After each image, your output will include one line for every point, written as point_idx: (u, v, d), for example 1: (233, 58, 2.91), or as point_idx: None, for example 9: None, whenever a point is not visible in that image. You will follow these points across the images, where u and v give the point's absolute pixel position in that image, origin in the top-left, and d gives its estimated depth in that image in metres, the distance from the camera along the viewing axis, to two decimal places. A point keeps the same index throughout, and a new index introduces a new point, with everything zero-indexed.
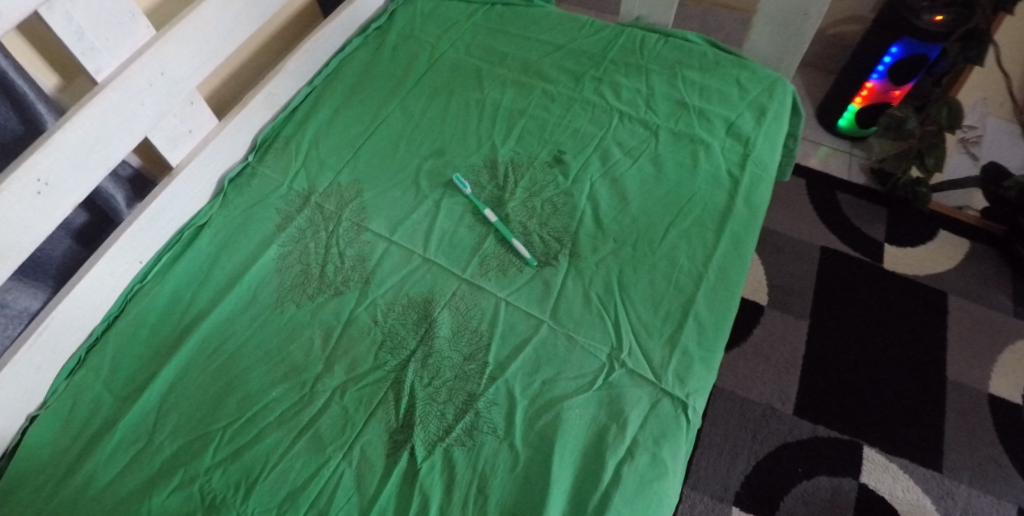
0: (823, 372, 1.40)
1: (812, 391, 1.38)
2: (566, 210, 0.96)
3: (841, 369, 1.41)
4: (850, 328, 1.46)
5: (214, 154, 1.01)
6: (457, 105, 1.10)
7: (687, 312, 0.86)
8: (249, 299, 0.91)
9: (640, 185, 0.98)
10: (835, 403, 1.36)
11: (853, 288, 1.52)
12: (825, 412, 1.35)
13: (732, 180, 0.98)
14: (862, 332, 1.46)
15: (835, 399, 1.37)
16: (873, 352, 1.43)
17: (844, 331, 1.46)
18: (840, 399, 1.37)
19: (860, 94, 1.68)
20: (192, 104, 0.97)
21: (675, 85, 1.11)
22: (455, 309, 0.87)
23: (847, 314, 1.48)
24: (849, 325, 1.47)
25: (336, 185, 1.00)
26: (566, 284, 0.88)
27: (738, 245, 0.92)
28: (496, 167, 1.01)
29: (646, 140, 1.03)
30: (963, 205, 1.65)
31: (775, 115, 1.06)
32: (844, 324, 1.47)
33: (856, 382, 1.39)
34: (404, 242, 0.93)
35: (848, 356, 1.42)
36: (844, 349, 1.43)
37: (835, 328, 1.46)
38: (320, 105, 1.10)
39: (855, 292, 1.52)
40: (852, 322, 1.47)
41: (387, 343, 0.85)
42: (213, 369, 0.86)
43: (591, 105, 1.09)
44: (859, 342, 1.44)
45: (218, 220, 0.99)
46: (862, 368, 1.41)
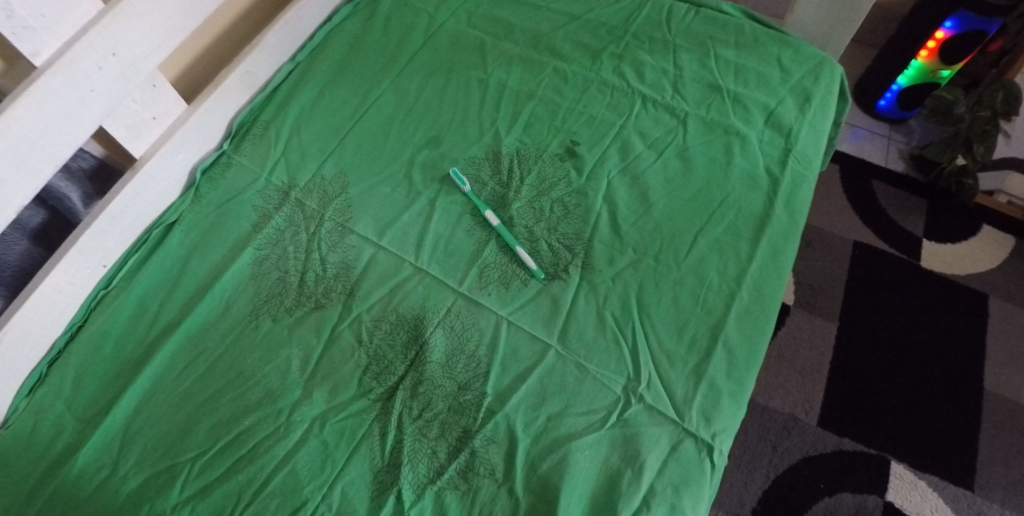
0: (850, 379, 1.30)
1: (838, 401, 1.28)
2: (579, 213, 0.84)
3: (869, 375, 1.31)
4: (882, 332, 1.35)
5: (183, 142, 0.89)
6: (457, 86, 0.97)
7: (715, 337, 0.75)
8: (221, 310, 0.81)
9: (665, 184, 0.85)
10: (861, 413, 1.27)
11: (888, 288, 1.41)
12: (850, 423, 1.26)
13: (771, 180, 0.86)
14: (895, 336, 1.35)
15: (862, 408, 1.27)
16: (905, 359, 1.32)
17: (875, 335, 1.35)
18: (867, 409, 1.27)
19: (904, 76, 1.52)
20: (154, 87, 0.84)
21: (706, 65, 0.97)
22: (449, 330, 0.76)
23: (880, 316, 1.37)
24: (881, 328, 1.36)
25: (319, 179, 0.89)
26: (577, 301, 0.77)
27: (775, 258, 0.80)
28: (500, 160, 0.89)
29: (673, 130, 0.90)
30: (995, 189, 1.48)
31: (821, 103, 0.93)
32: (875, 327, 1.36)
33: (885, 391, 1.29)
34: (394, 247, 0.82)
35: (878, 362, 1.32)
36: (874, 355, 1.33)
37: (865, 331, 1.35)
38: (303, 84, 0.98)
39: (888, 292, 1.40)
40: (885, 325, 1.36)
41: (373, 367, 0.75)
42: (182, 392, 0.76)
43: (610, 87, 0.96)
44: (892, 348, 1.33)
45: (190, 218, 0.88)
46: (892, 375, 1.30)
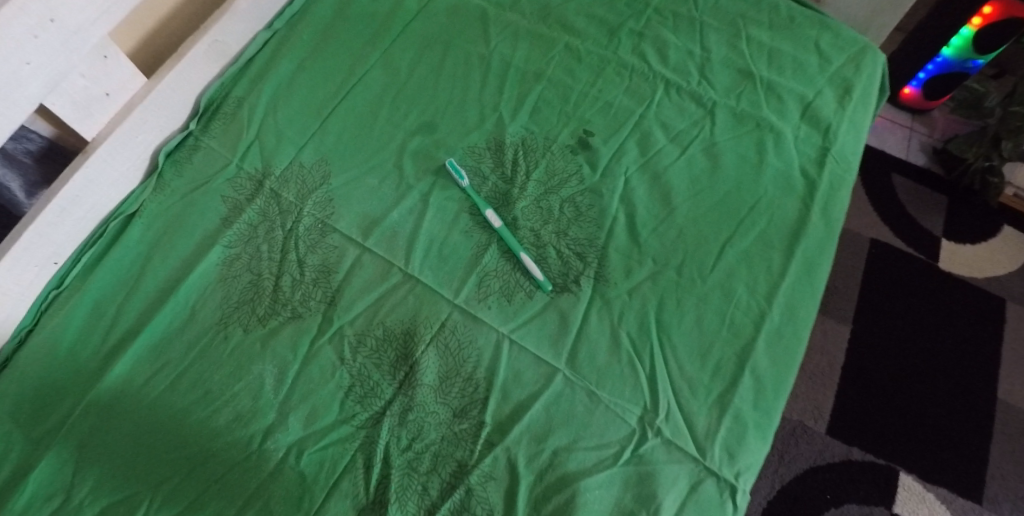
0: (861, 385, 1.24)
1: (848, 408, 1.22)
2: (593, 215, 0.74)
3: (881, 381, 1.24)
4: (897, 336, 1.28)
5: (142, 123, 0.78)
6: (455, 62, 0.86)
7: (742, 362, 0.67)
8: (186, 317, 0.72)
9: (689, 184, 0.76)
10: (871, 421, 1.21)
11: (904, 289, 1.33)
12: (860, 432, 1.20)
13: (806, 183, 0.76)
14: (910, 341, 1.28)
15: (872, 416, 1.21)
16: (919, 365, 1.26)
17: (888, 339, 1.28)
18: (877, 417, 1.21)
19: (934, 63, 1.41)
20: (105, 58, 0.73)
21: (737, 47, 0.86)
22: (443, 349, 0.67)
23: (895, 319, 1.30)
24: (895, 331, 1.29)
25: (297, 167, 0.78)
26: (588, 318, 0.68)
27: (810, 272, 0.72)
28: (503, 150, 0.79)
29: (699, 122, 0.81)
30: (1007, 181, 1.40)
31: (862, 95, 0.83)
32: (889, 330, 1.29)
33: (897, 399, 1.23)
34: (381, 249, 0.73)
35: (891, 368, 1.25)
36: (888, 360, 1.26)
37: (879, 335, 1.29)
38: (281, 56, 0.86)
39: (904, 293, 1.33)
40: (899, 328, 1.29)
41: (356, 389, 0.66)
42: (144, 411, 0.68)
43: (628, 68, 0.85)
44: (905, 353, 1.27)
45: (151, 209, 0.78)
46: (905, 382, 1.24)
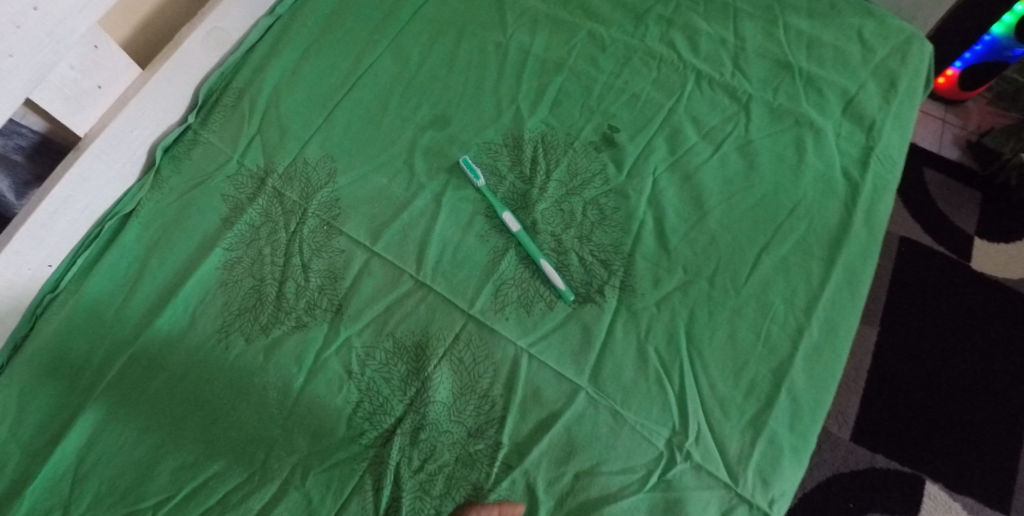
0: (888, 390, 1.19)
1: (874, 414, 1.17)
2: (618, 219, 0.69)
3: (909, 386, 1.19)
4: (926, 339, 1.23)
5: (136, 117, 0.74)
6: (470, 50, 0.80)
7: (778, 381, 0.62)
8: (186, 324, 0.68)
9: (721, 186, 0.71)
10: (896, 427, 1.16)
11: (935, 290, 1.27)
12: (885, 438, 1.15)
13: (848, 185, 0.71)
14: (939, 344, 1.22)
15: (897, 422, 1.17)
16: (948, 369, 1.20)
17: (916, 342, 1.23)
18: (903, 423, 1.16)
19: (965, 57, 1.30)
20: (95, 48, 0.69)
21: (774, 35, 0.80)
22: (457, 363, 0.63)
23: (924, 321, 1.24)
24: (924, 333, 1.23)
25: (301, 164, 0.74)
26: (613, 332, 0.64)
27: (852, 283, 0.66)
28: (521, 147, 0.74)
29: (732, 118, 0.75)
30: None
31: (910, 88, 0.77)
32: (918, 333, 1.23)
33: (925, 405, 1.18)
34: (391, 254, 0.68)
35: (919, 372, 1.20)
36: (915, 364, 1.21)
37: (907, 337, 1.23)
38: (283, 43, 0.81)
39: (936, 294, 1.27)
40: (929, 330, 1.23)
41: (365, 405, 0.62)
42: (141, 423, 0.64)
43: (656, 58, 0.79)
44: (935, 356, 1.21)
45: (149, 207, 0.74)
46: (934, 387, 1.19)
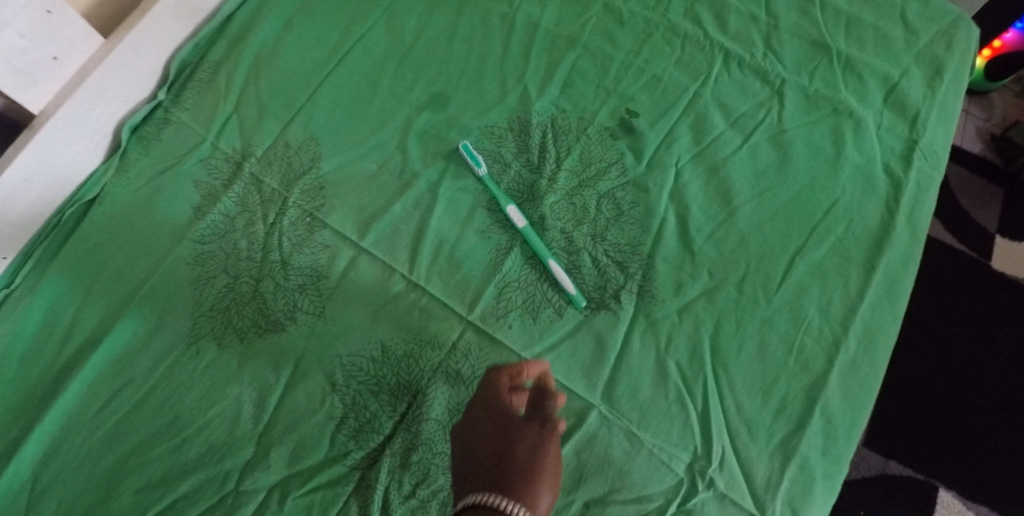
0: (903, 385, 1.04)
1: (888, 415, 1.03)
2: (636, 215, 0.62)
3: (927, 384, 1.04)
4: (949, 330, 1.06)
5: (98, 92, 0.66)
6: (472, 23, 0.72)
7: (811, 401, 0.56)
8: (153, 327, 0.61)
9: (751, 180, 0.64)
10: (913, 430, 1.01)
11: (962, 274, 1.10)
12: (896, 441, 1.01)
13: (889, 182, 0.64)
14: (963, 335, 1.06)
15: (913, 424, 1.02)
16: (971, 363, 1.04)
17: (937, 331, 1.06)
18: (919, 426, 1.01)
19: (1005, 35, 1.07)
20: (48, 13, 0.61)
21: (809, 12, 0.72)
22: (454, 375, 0.56)
23: (948, 308, 1.08)
24: (947, 322, 1.07)
25: (282, 147, 0.66)
26: (630, 343, 0.57)
27: (893, 292, 0.59)
28: (528, 132, 0.66)
29: (764, 104, 0.68)
30: None
31: (959, 73, 0.69)
32: (940, 321, 1.07)
33: (945, 405, 1.02)
34: (380, 251, 0.61)
35: (939, 366, 1.05)
36: (935, 356, 1.05)
37: (927, 326, 1.07)
38: (264, 13, 0.73)
39: (961, 279, 1.10)
40: (952, 319, 1.07)
41: (349, 422, 0.55)
42: (105, 435, 0.57)
43: (680, 35, 0.71)
44: (957, 348, 1.05)
45: (114, 193, 0.66)
46: (957, 385, 1.03)
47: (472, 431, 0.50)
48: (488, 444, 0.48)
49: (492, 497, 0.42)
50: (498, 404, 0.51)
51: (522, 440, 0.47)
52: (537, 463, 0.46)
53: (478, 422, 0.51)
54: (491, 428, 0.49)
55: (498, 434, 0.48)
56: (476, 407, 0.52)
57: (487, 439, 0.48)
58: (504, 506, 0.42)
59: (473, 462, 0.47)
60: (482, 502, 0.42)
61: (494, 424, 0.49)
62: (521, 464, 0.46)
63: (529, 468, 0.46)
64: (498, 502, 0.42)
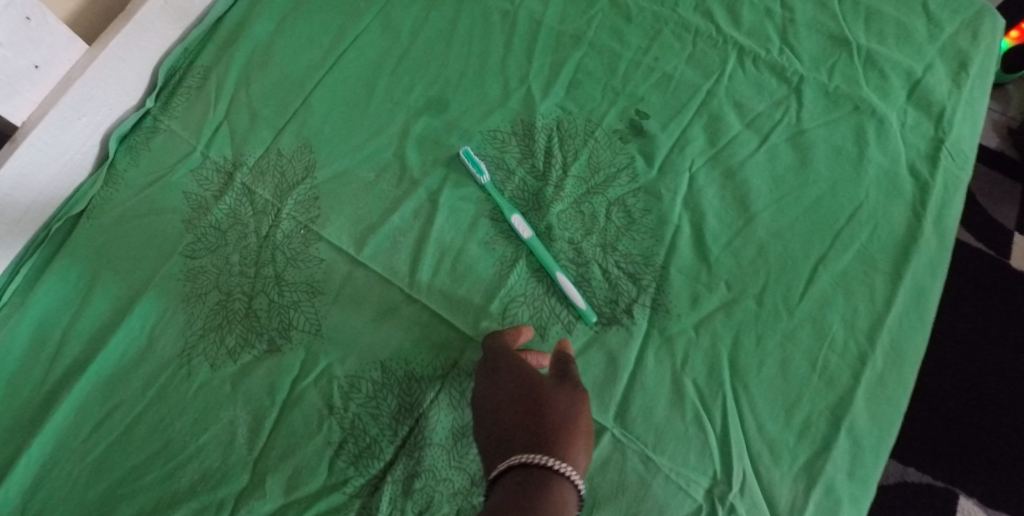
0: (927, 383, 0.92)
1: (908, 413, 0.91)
2: (648, 224, 0.59)
3: (945, 380, 0.92)
4: (983, 324, 0.95)
5: (82, 101, 0.63)
6: (472, 21, 0.69)
7: (837, 419, 0.52)
8: (143, 347, 0.58)
9: (770, 185, 0.60)
10: (929, 431, 0.89)
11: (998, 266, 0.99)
12: (916, 444, 0.89)
13: (915, 185, 0.60)
14: (1000, 331, 0.94)
15: (930, 425, 0.90)
16: (1008, 361, 0.92)
17: (970, 325, 0.95)
18: (937, 427, 0.89)
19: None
20: (28, 20, 0.58)
21: (827, 4, 0.68)
22: (457, 397, 0.53)
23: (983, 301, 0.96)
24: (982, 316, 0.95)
25: (274, 156, 0.63)
26: (644, 362, 0.54)
27: (921, 301, 0.56)
28: (533, 136, 0.63)
29: (781, 103, 0.64)
30: None
31: (987, 67, 0.65)
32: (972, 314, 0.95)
33: (965, 403, 0.90)
34: (378, 264, 0.58)
35: (970, 363, 0.92)
36: (965, 352, 0.93)
37: (958, 319, 0.95)
38: (254, 15, 0.70)
39: (987, 268, 0.98)
40: (987, 313, 0.95)
41: (348, 447, 0.53)
42: (95, 461, 0.55)
43: (691, 31, 0.68)
44: (993, 345, 0.93)
45: (102, 207, 0.63)
46: (978, 381, 0.91)
47: (500, 395, 0.47)
48: (521, 404, 0.45)
49: (539, 458, 0.41)
50: (526, 369, 0.48)
51: (557, 401, 0.45)
52: (575, 422, 0.44)
53: (505, 384, 0.48)
54: (521, 389, 0.46)
55: (529, 394, 0.46)
56: (500, 371, 0.49)
57: (519, 400, 0.46)
58: (554, 466, 0.40)
59: (507, 425, 0.45)
60: (530, 464, 0.40)
61: (524, 384, 0.47)
62: (563, 424, 0.44)
63: (568, 425, 0.44)
64: (552, 465, 0.40)
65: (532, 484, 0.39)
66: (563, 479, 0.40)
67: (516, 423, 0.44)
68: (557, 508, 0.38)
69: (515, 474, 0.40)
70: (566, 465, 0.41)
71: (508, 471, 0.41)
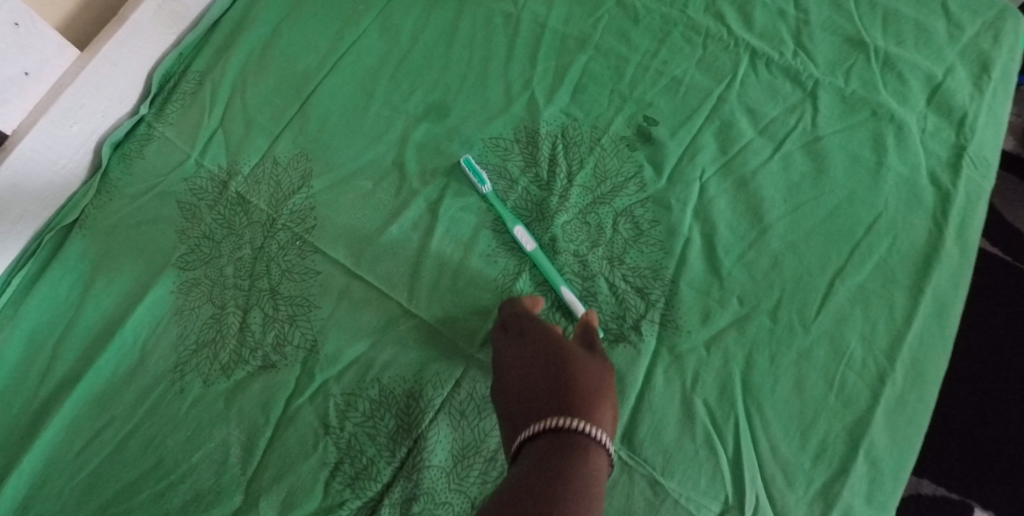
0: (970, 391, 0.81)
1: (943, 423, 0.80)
2: (656, 236, 0.56)
3: (965, 380, 0.81)
4: None
5: (74, 108, 0.62)
6: (474, 24, 0.67)
7: (854, 442, 0.49)
8: (136, 362, 0.56)
9: (784, 194, 0.58)
10: (944, 436, 0.79)
11: None
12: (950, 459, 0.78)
13: (936, 194, 0.57)
14: None
15: (945, 430, 0.80)
16: None
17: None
18: (954, 432, 0.79)
19: None
20: (16, 26, 0.56)
21: (843, 5, 0.66)
22: (456, 417, 0.51)
23: None
24: None
25: (270, 165, 0.61)
26: (652, 381, 0.52)
27: (943, 317, 0.53)
28: (537, 143, 0.61)
29: (795, 108, 0.61)
30: None
31: (1011, 69, 0.62)
32: None
33: (987, 406, 0.80)
34: (376, 277, 0.57)
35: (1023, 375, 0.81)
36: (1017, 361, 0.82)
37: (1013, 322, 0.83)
38: (251, 18, 0.68)
39: None
40: None
41: (345, 468, 0.51)
42: (83, 481, 0.52)
43: (701, 33, 0.65)
44: None
45: (95, 216, 0.62)
46: (1001, 381, 0.81)
47: (524, 361, 0.45)
48: (549, 370, 0.43)
49: (576, 422, 0.39)
50: (554, 338, 0.46)
51: (587, 370, 0.44)
52: (603, 393, 0.43)
53: (529, 351, 0.46)
54: (548, 355, 0.45)
55: (557, 360, 0.44)
56: (522, 339, 0.47)
57: (545, 365, 0.44)
58: (592, 434, 0.38)
59: (533, 389, 0.43)
60: (565, 428, 0.38)
61: (550, 351, 0.45)
62: (595, 392, 0.42)
63: (598, 394, 0.42)
64: (590, 432, 0.38)
65: (570, 449, 0.37)
66: (598, 446, 0.38)
67: (544, 387, 0.42)
68: (594, 474, 0.36)
69: (548, 438, 0.38)
70: (600, 432, 0.39)
71: (544, 436, 0.38)
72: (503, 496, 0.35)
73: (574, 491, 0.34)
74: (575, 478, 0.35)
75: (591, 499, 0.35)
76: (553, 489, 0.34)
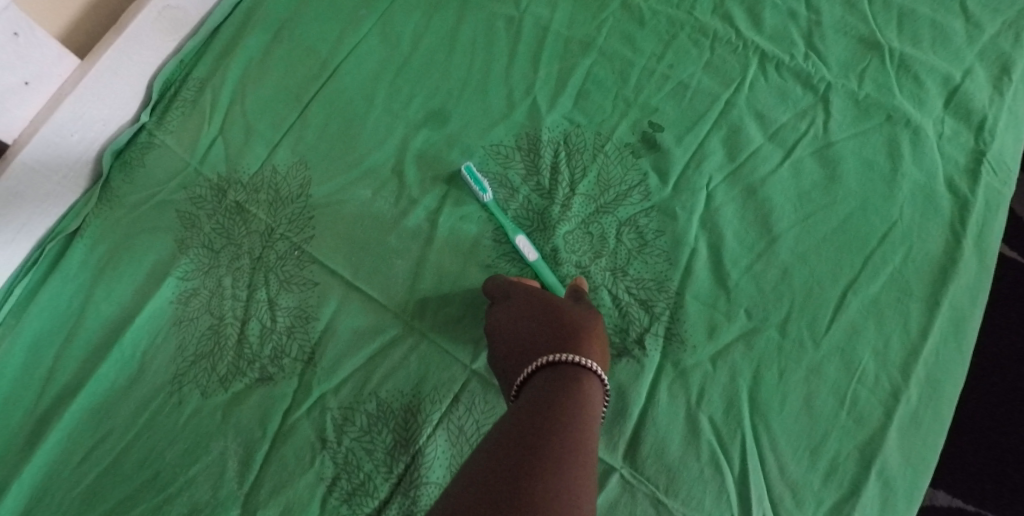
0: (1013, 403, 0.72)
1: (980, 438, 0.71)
2: (660, 247, 0.55)
3: (999, 384, 0.73)
4: None
5: (74, 116, 0.61)
6: (475, 28, 0.65)
7: (867, 462, 0.48)
8: (135, 372, 0.56)
9: (794, 203, 0.56)
10: (962, 441, 0.72)
11: None
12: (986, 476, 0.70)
13: (954, 202, 0.55)
14: None
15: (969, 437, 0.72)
16: None
17: None
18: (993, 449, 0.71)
19: None
20: (16, 35, 0.56)
21: (856, 4, 0.63)
22: (455, 433, 0.50)
23: None
24: None
25: (269, 173, 0.61)
26: (656, 396, 0.50)
27: (959, 330, 0.51)
28: (538, 151, 0.60)
29: (806, 113, 0.59)
30: None
31: None
32: None
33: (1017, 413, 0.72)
34: (374, 288, 0.56)
35: None
36: None
37: None
38: (250, 24, 0.67)
39: None
40: None
41: (342, 484, 0.50)
42: (81, 495, 0.52)
43: (708, 35, 0.63)
44: None
45: (97, 224, 0.61)
46: None
47: (516, 315, 0.48)
48: (539, 322, 0.47)
49: (565, 358, 0.42)
50: (542, 294, 0.49)
51: (575, 315, 0.47)
52: (592, 331, 0.46)
53: (518, 307, 0.49)
54: (537, 309, 0.48)
55: (545, 312, 0.47)
56: (511, 298, 0.50)
57: (535, 317, 0.47)
58: (583, 363, 0.42)
59: (527, 338, 0.46)
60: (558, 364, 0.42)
61: (540, 306, 0.48)
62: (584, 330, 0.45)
63: (587, 332, 0.45)
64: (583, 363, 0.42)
65: (566, 380, 0.41)
66: (589, 374, 0.42)
67: (536, 337, 0.45)
68: (589, 396, 0.40)
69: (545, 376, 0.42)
70: (588, 361, 0.42)
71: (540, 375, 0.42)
72: (504, 423, 0.38)
73: (567, 411, 0.38)
74: (574, 400, 0.39)
75: (588, 415, 0.38)
76: (548, 411, 0.37)
